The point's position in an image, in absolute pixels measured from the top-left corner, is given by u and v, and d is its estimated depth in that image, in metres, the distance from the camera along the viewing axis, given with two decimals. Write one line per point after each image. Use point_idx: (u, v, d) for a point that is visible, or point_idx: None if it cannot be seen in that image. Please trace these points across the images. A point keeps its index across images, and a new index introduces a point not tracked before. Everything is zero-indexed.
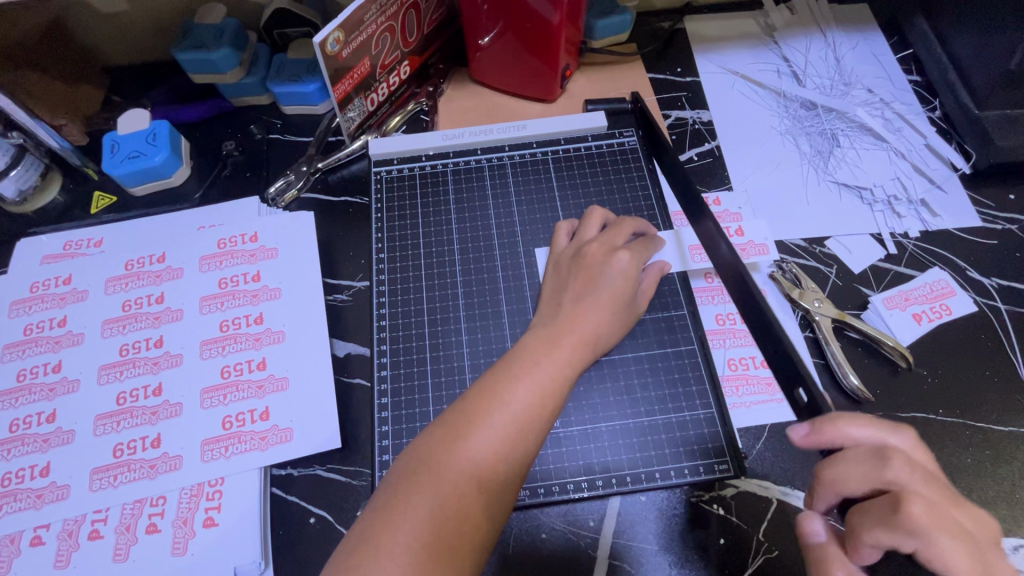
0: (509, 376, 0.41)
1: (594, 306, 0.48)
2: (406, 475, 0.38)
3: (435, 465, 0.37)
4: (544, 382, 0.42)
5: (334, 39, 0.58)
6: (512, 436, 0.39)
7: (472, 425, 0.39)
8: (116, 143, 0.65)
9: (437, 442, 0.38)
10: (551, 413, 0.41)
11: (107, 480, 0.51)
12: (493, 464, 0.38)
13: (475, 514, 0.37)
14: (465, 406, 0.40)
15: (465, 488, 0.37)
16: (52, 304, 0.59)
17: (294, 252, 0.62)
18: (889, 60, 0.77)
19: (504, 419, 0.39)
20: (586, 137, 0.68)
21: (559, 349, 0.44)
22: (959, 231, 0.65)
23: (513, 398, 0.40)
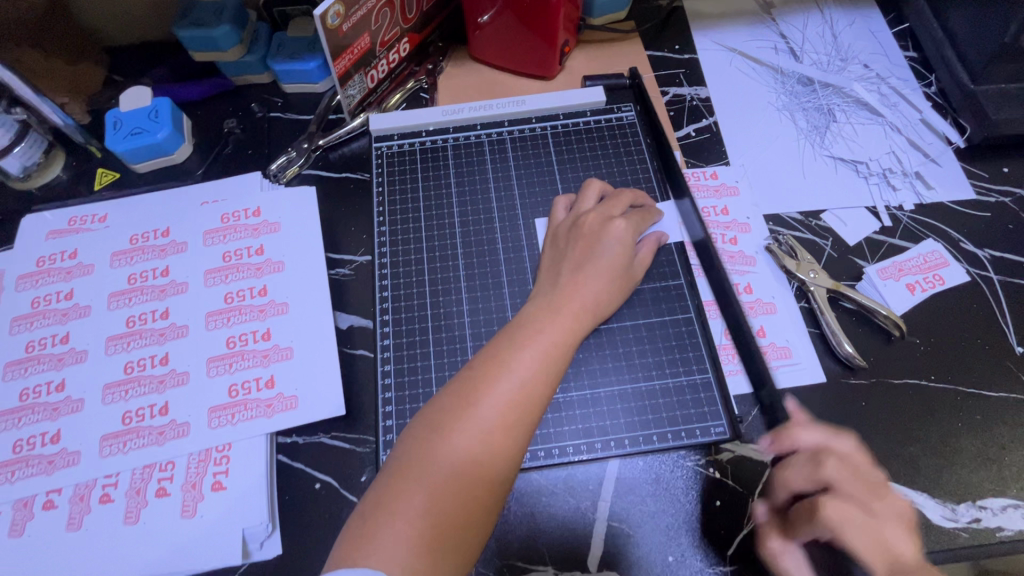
0: (514, 345, 0.43)
1: (593, 275, 0.50)
2: (417, 443, 0.39)
3: (445, 432, 0.39)
4: (546, 349, 0.43)
5: (334, 13, 0.58)
6: (518, 402, 0.40)
7: (482, 392, 0.40)
8: (119, 120, 0.66)
9: (443, 412, 0.40)
10: (552, 379, 0.42)
11: (116, 446, 0.52)
12: (499, 429, 0.39)
13: (484, 477, 0.38)
14: (470, 376, 0.41)
15: (471, 453, 0.38)
16: (59, 277, 0.60)
17: (297, 226, 0.63)
18: (886, 36, 0.77)
19: (507, 385, 0.40)
20: (585, 112, 0.69)
21: (560, 320, 0.46)
22: (953, 204, 0.66)
23: (519, 365, 0.41)
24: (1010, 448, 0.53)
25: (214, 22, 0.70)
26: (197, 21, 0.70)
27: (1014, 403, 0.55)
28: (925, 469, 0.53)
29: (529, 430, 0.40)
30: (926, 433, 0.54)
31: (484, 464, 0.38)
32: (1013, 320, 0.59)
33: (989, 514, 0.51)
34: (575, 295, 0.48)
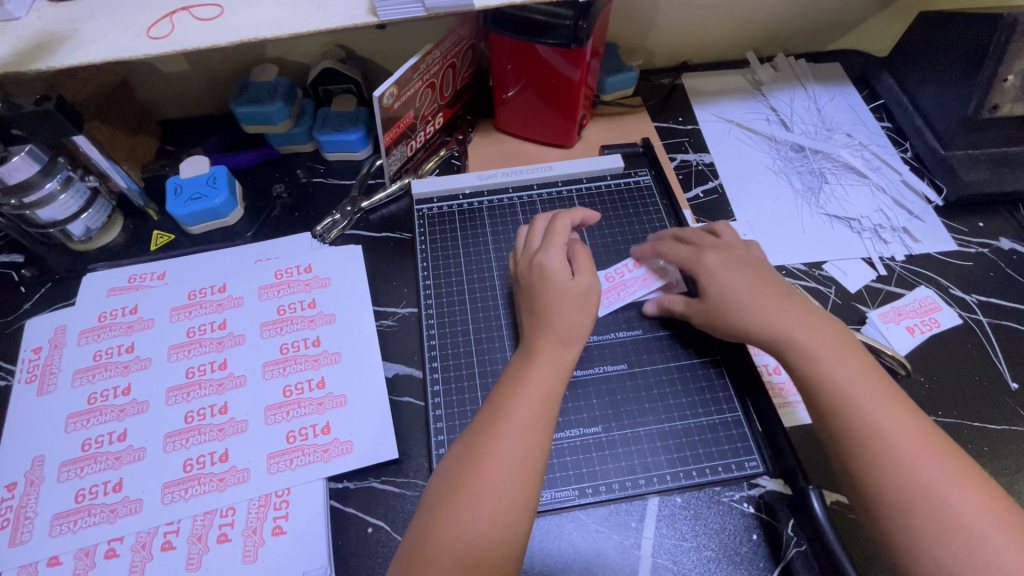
0: (510, 393, 0.49)
1: (553, 312, 0.54)
2: (441, 497, 0.45)
3: (464, 482, 0.44)
4: (539, 390, 0.49)
5: (389, 94, 0.65)
6: (526, 442, 0.46)
7: (488, 442, 0.46)
8: (179, 186, 0.72)
9: (459, 473, 0.45)
10: (547, 424, 0.48)
11: (178, 493, 0.54)
12: (518, 483, 0.45)
13: (509, 527, 0.43)
14: (478, 427, 0.47)
15: (494, 508, 0.43)
16: (120, 331, 0.64)
17: (346, 282, 0.68)
18: (863, 109, 0.87)
19: (513, 439, 0.46)
20: (605, 176, 0.76)
21: (547, 365, 0.51)
22: (939, 255, 0.73)
23: (516, 410, 0.47)
24: (1019, 477, 0.58)
25: (267, 99, 0.77)
26: (253, 98, 0.77)
27: (1016, 434, 0.60)
28: None
29: (541, 471, 0.46)
30: None
31: (508, 515, 0.44)
32: (1005, 357, 0.65)
33: None
34: (557, 334, 0.53)
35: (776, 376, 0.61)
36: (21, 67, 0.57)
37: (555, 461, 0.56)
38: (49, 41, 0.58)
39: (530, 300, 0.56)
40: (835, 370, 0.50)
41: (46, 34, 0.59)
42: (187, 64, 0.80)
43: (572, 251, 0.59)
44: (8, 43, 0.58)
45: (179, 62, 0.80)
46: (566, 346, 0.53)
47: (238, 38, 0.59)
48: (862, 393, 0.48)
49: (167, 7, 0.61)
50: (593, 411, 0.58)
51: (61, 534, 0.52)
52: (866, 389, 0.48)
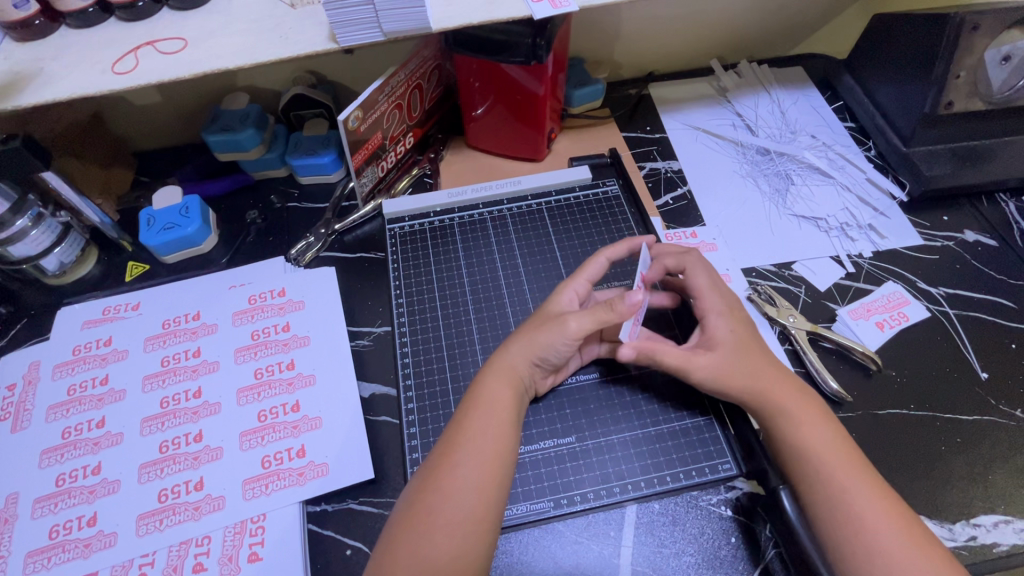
0: (467, 416, 0.51)
1: (519, 341, 0.55)
2: (401, 520, 0.47)
3: (424, 504, 0.47)
4: (496, 411, 0.52)
5: (354, 117, 0.66)
6: (486, 461, 0.48)
7: (445, 466, 0.48)
8: (152, 218, 0.72)
9: (420, 491, 0.47)
10: (504, 444, 0.50)
11: (153, 524, 0.54)
12: (474, 493, 0.47)
13: (470, 538, 0.45)
14: (438, 453, 0.50)
15: (451, 525, 0.45)
16: (95, 364, 0.64)
17: (319, 305, 0.68)
18: (827, 111, 0.89)
19: (467, 456, 0.49)
20: (574, 187, 0.77)
21: (503, 380, 0.53)
22: (905, 250, 0.74)
23: (473, 432, 0.50)
24: (993, 466, 0.58)
25: (239, 127, 0.78)
26: (224, 127, 0.78)
27: (987, 424, 0.61)
28: (920, 494, 0.57)
29: (501, 485, 0.48)
30: (914, 460, 0.58)
31: (467, 527, 0.46)
32: (973, 347, 0.66)
33: (983, 531, 0.55)
34: (508, 355, 0.55)
35: None
36: None
37: (531, 473, 0.56)
38: (16, 81, 0.59)
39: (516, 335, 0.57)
40: (804, 422, 0.50)
41: (13, 73, 0.60)
42: (159, 96, 0.82)
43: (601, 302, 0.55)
44: None
45: (150, 94, 0.81)
46: (521, 363, 0.55)
47: (203, 69, 0.60)
48: (818, 434, 0.49)
49: (132, 42, 0.62)
50: (567, 421, 0.59)
51: (36, 571, 0.52)
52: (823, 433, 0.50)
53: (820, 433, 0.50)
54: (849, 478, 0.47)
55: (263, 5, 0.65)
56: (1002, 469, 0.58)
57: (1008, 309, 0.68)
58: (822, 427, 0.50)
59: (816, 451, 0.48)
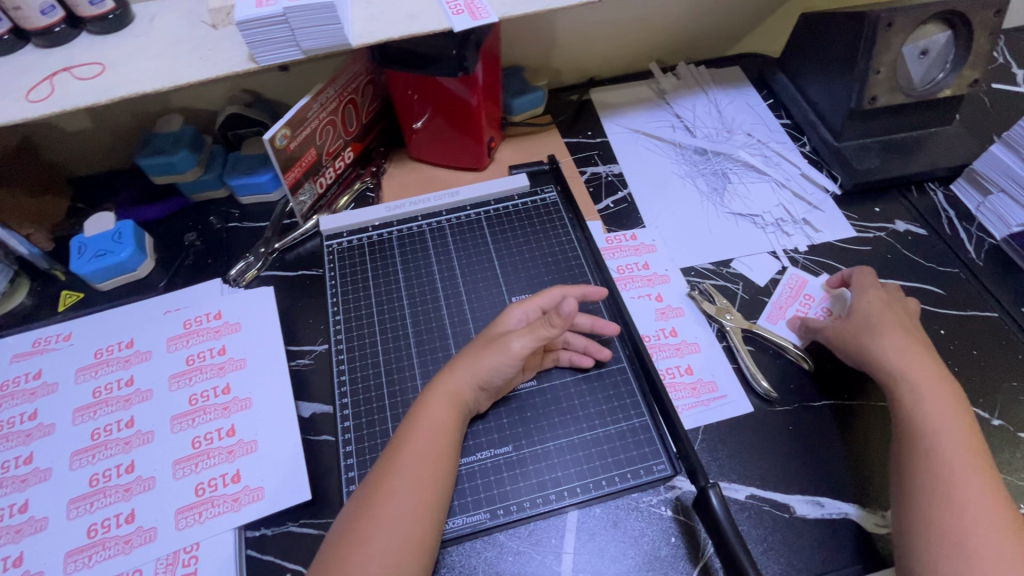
0: (407, 442, 0.51)
1: (464, 363, 0.55)
2: (335, 545, 0.46)
3: (359, 530, 0.46)
4: (435, 434, 0.52)
5: (282, 135, 0.66)
6: (423, 488, 0.49)
7: (383, 493, 0.48)
8: (83, 245, 0.71)
9: (354, 518, 0.47)
10: (440, 468, 0.51)
11: (82, 561, 0.52)
12: (411, 518, 0.47)
13: (406, 565, 0.46)
14: (376, 478, 0.49)
15: (385, 550, 0.45)
16: (22, 399, 0.62)
17: (257, 326, 0.67)
18: (762, 108, 0.91)
19: (404, 481, 0.49)
20: (513, 196, 0.77)
21: (444, 404, 0.53)
22: (839, 242, 0.76)
23: (412, 458, 0.50)
24: None
25: (172, 149, 0.77)
26: (157, 149, 0.78)
27: None
28: (854, 484, 0.58)
29: (436, 510, 0.49)
30: (848, 450, 0.60)
31: (402, 553, 0.46)
32: None
33: None
34: (452, 377, 0.55)
35: (686, 376, 0.64)
36: None
37: (469, 485, 0.56)
38: None
39: (462, 356, 0.56)
40: (937, 418, 0.53)
41: None
42: (90, 121, 0.80)
43: (548, 321, 0.55)
44: None
45: (80, 119, 0.80)
46: (466, 386, 0.55)
47: (120, 93, 0.59)
48: (938, 411, 0.53)
49: (48, 69, 0.61)
50: (505, 431, 0.59)
51: None
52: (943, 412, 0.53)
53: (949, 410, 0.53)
54: (965, 469, 0.49)
55: (184, 28, 0.65)
56: None
57: (936, 297, 0.70)
58: (954, 426, 0.52)
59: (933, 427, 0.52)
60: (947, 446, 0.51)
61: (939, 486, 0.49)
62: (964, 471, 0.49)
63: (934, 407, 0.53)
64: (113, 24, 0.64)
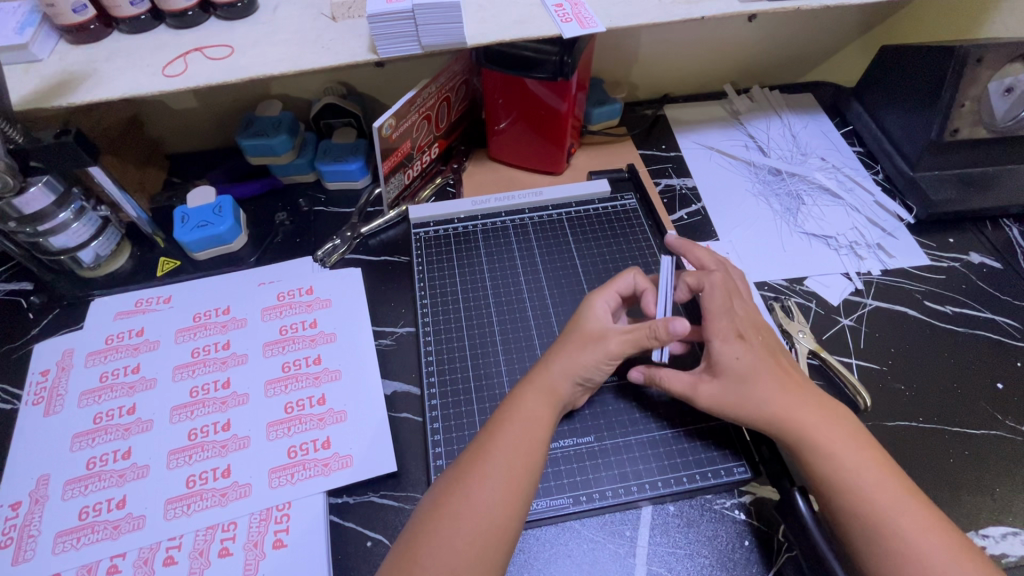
0: (499, 428, 0.51)
1: (560, 357, 0.56)
2: (425, 517, 0.46)
3: (449, 506, 0.46)
4: (529, 423, 0.51)
5: (388, 125, 0.69)
6: (517, 472, 0.48)
7: (475, 471, 0.47)
8: (186, 216, 0.75)
9: (445, 496, 0.47)
10: (536, 455, 0.49)
11: (181, 509, 0.55)
12: (500, 502, 0.46)
13: (492, 546, 0.45)
14: (468, 457, 0.49)
15: (474, 527, 0.45)
16: (126, 353, 0.66)
17: (346, 303, 0.70)
18: (836, 135, 0.93)
19: (496, 463, 0.48)
20: (593, 200, 0.80)
21: (538, 395, 0.53)
22: (914, 269, 0.76)
23: (506, 442, 0.49)
24: (999, 478, 0.60)
25: (272, 132, 0.81)
26: (258, 132, 0.82)
27: (995, 438, 0.62)
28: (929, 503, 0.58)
29: (528, 498, 0.48)
30: (925, 470, 0.60)
31: (491, 533, 0.45)
32: (982, 367, 0.67)
33: (992, 541, 0.56)
34: (550, 373, 0.55)
35: None
36: (44, 103, 0.61)
37: (553, 470, 0.58)
38: (71, 80, 0.63)
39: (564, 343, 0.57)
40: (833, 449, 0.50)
41: (68, 73, 0.64)
42: (197, 101, 0.85)
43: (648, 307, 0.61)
44: (32, 82, 0.63)
45: (188, 99, 0.85)
46: (563, 384, 0.55)
47: (247, 75, 0.64)
48: (834, 447, 0.50)
49: (182, 48, 0.66)
50: (585, 422, 0.60)
51: (65, 551, 0.53)
52: (832, 434, 0.51)
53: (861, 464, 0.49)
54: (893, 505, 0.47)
55: (305, 19, 0.69)
56: (1008, 482, 0.59)
57: (1012, 329, 0.71)
58: (852, 451, 0.50)
59: (840, 463, 0.49)
60: (839, 459, 0.49)
61: (888, 556, 0.45)
62: (877, 488, 0.48)
63: (850, 458, 0.49)
64: (240, 12, 0.68)
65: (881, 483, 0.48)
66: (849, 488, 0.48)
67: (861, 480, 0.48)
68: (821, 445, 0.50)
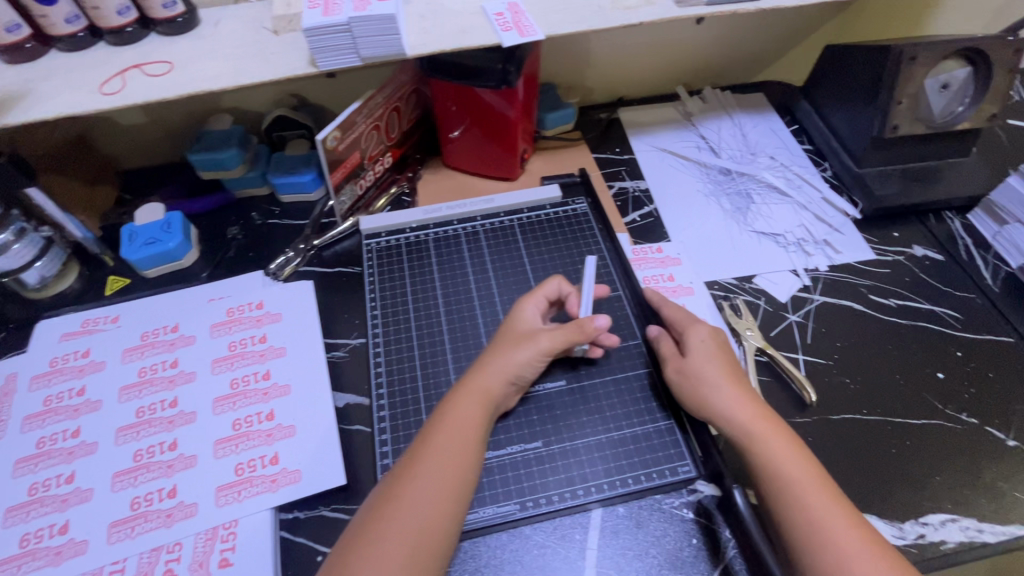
0: (432, 433, 0.52)
1: (495, 361, 0.57)
2: (359, 526, 0.47)
3: (381, 515, 0.46)
4: (462, 427, 0.52)
5: (332, 137, 0.69)
6: (448, 475, 0.49)
7: (407, 478, 0.49)
8: (133, 234, 0.74)
9: (381, 502, 0.48)
10: (467, 458, 0.51)
11: (125, 532, 0.54)
12: (431, 506, 0.47)
13: (425, 549, 0.46)
14: (402, 465, 0.50)
15: (405, 532, 0.46)
16: (71, 375, 0.65)
17: (297, 316, 0.70)
18: (786, 134, 0.94)
19: (428, 468, 0.49)
20: (544, 205, 0.80)
21: (473, 398, 0.54)
22: (859, 264, 0.78)
23: (438, 447, 0.51)
24: (939, 467, 0.61)
25: (223, 147, 0.81)
26: (208, 146, 0.81)
27: (936, 427, 0.64)
28: (872, 494, 0.59)
29: (461, 500, 0.49)
30: (867, 460, 0.61)
31: (422, 537, 0.46)
32: (925, 358, 0.69)
33: (932, 529, 0.57)
34: (484, 375, 0.56)
35: None
36: None
37: (499, 477, 0.58)
38: (5, 101, 0.62)
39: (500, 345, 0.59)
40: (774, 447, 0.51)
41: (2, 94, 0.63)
42: (145, 117, 0.84)
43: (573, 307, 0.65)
44: None
45: (136, 115, 0.84)
46: (497, 385, 0.56)
47: (187, 91, 0.63)
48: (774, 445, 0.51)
49: (120, 65, 0.65)
50: (532, 428, 0.61)
51: None
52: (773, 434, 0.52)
53: (794, 463, 0.50)
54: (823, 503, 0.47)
55: (247, 32, 0.69)
56: (947, 471, 0.61)
57: (954, 320, 0.72)
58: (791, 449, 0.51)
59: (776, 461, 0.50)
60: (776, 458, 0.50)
61: (820, 552, 0.45)
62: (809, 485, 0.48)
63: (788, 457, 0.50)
64: (181, 27, 0.68)
65: (811, 480, 0.49)
66: (785, 485, 0.49)
67: (793, 477, 0.49)
68: (758, 442, 0.51)
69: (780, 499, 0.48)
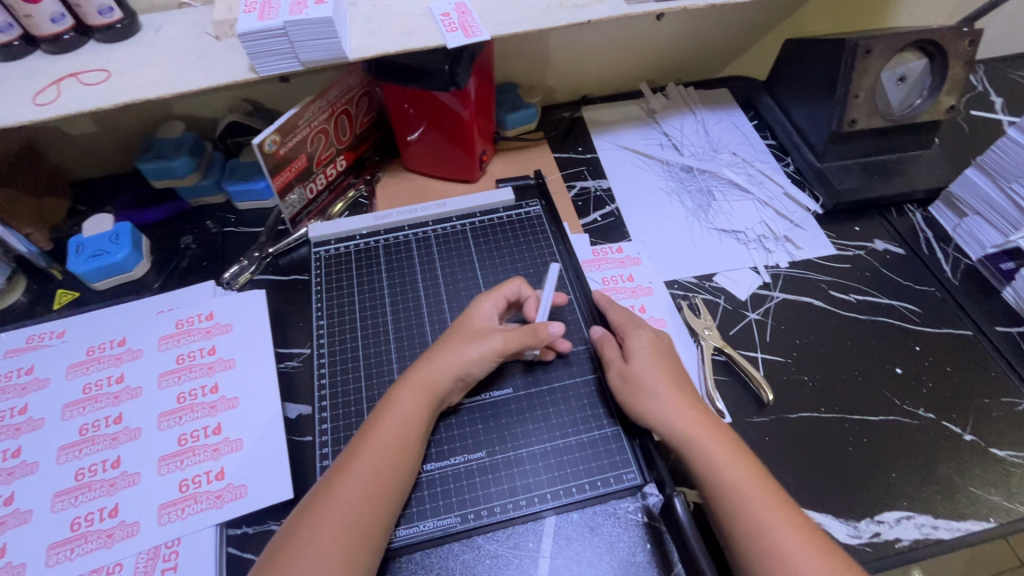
0: (372, 428, 0.52)
1: (443, 353, 0.56)
2: (290, 523, 0.46)
3: (313, 512, 0.46)
4: (403, 420, 0.52)
5: (271, 140, 0.68)
6: (383, 470, 0.49)
7: (343, 474, 0.48)
8: (80, 245, 0.72)
9: (315, 498, 0.47)
10: (405, 452, 0.51)
11: (63, 554, 0.53)
12: (364, 503, 0.47)
13: (356, 545, 0.46)
14: (340, 460, 0.50)
15: (336, 529, 0.45)
16: (13, 394, 0.63)
17: (247, 327, 0.69)
18: (748, 129, 0.94)
19: (364, 464, 0.49)
20: (497, 209, 0.79)
21: (417, 390, 0.54)
22: (820, 260, 0.78)
23: (376, 442, 0.50)
24: (896, 464, 0.61)
25: (173, 154, 0.79)
26: (157, 154, 0.79)
27: (893, 424, 0.63)
28: (827, 493, 0.59)
29: (395, 495, 0.49)
30: (823, 459, 0.61)
31: (354, 532, 0.46)
32: (884, 353, 0.69)
33: (887, 527, 0.57)
34: (431, 366, 0.55)
35: None
36: None
37: (438, 490, 0.57)
38: None
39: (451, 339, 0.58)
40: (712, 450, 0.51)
41: None
42: (94, 126, 0.82)
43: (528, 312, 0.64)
44: None
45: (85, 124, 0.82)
46: (444, 377, 0.55)
47: (124, 100, 0.62)
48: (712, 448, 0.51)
49: (56, 74, 0.64)
50: (477, 437, 0.60)
51: None
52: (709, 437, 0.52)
53: (733, 464, 0.50)
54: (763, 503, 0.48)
55: (188, 38, 0.67)
56: (904, 468, 0.60)
57: (913, 314, 0.72)
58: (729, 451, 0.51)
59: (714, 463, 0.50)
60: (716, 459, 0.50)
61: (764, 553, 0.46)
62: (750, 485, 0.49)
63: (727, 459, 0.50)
64: (120, 34, 0.66)
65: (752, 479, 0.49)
66: (727, 487, 0.49)
67: (733, 477, 0.49)
68: (696, 445, 0.51)
69: (723, 500, 0.49)
